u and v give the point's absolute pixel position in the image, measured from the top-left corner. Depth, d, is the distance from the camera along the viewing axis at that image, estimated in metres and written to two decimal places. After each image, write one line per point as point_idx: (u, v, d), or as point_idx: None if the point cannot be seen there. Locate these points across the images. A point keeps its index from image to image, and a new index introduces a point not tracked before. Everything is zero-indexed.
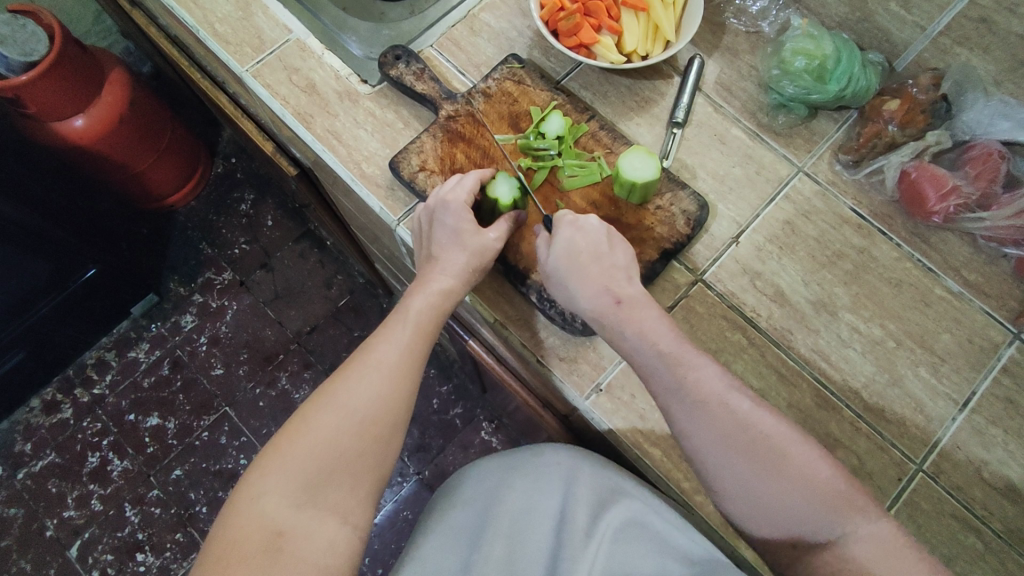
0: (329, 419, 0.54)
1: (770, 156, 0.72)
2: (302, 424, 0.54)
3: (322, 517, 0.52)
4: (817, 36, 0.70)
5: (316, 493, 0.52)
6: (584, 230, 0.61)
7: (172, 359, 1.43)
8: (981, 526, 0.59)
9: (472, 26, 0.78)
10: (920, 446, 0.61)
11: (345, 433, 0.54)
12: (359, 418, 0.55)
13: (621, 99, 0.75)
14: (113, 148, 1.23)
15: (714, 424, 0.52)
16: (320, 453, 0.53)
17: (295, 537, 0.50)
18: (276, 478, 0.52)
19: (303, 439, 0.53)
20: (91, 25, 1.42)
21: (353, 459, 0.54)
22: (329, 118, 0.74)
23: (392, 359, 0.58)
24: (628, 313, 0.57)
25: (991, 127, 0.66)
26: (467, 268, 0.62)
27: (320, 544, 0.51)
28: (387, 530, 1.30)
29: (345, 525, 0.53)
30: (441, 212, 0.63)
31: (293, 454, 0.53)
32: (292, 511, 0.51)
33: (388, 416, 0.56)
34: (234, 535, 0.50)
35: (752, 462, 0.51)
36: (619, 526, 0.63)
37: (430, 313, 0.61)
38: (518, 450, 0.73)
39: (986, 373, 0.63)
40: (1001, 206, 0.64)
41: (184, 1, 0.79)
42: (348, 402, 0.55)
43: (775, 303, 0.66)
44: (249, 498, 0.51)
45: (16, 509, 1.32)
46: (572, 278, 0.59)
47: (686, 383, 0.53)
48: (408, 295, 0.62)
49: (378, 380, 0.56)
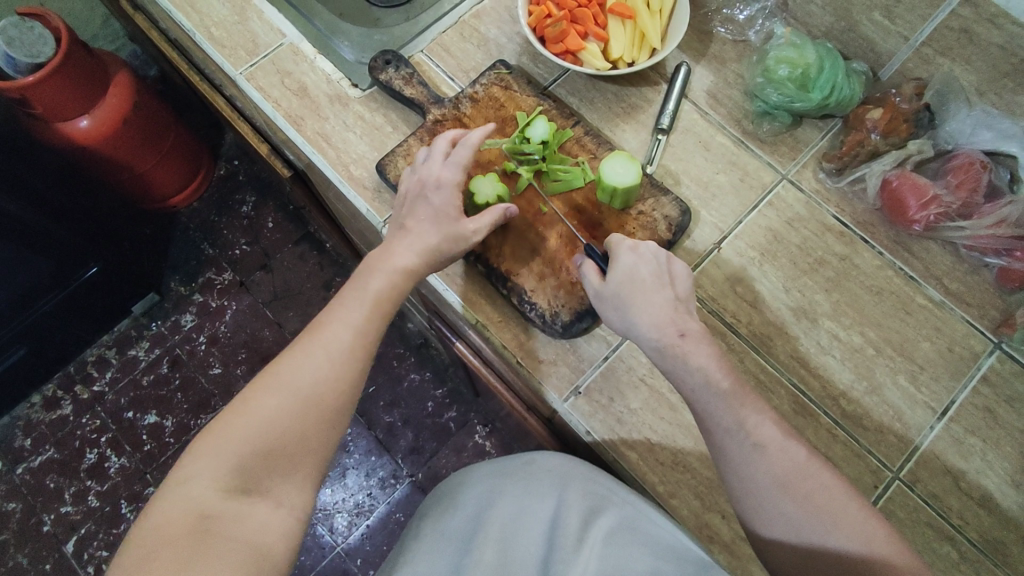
0: (271, 400, 0.52)
1: (754, 164, 0.73)
2: (244, 405, 0.52)
3: (255, 500, 0.49)
4: (800, 45, 0.70)
5: (250, 477, 0.50)
6: (643, 253, 0.59)
7: (171, 358, 1.45)
8: (958, 536, 0.59)
9: (462, 33, 0.79)
10: (897, 454, 0.61)
11: (287, 414, 0.52)
12: (302, 400, 0.53)
13: (607, 105, 0.76)
14: (119, 147, 1.25)
15: (769, 467, 0.50)
16: (258, 435, 0.51)
17: (226, 519, 0.48)
18: (209, 460, 0.49)
19: (241, 421, 0.51)
20: (99, 28, 1.46)
21: (293, 442, 0.52)
22: (319, 121, 0.75)
23: (342, 340, 0.56)
24: (691, 349, 0.55)
25: (974, 137, 0.66)
26: (435, 248, 0.62)
27: (253, 526, 0.48)
28: (379, 532, 1.31)
29: (280, 509, 0.51)
30: (431, 192, 0.64)
31: (230, 437, 0.51)
32: (223, 493, 0.48)
33: (333, 398, 0.54)
34: (159, 520, 0.47)
35: (805, 514, 0.49)
36: (612, 530, 0.59)
37: (387, 292, 0.60)
38: (507, 460, 0.71)
39: (966, 382, 0.63)
40: (982, 216, 0.64)
41: (181, 6, 0.81)
42: (292, 383, 0.53)
43: (755, 309, 0.67)
44: (177, 481, 0.49)
45: (14, 503, 1.33)
46: (632, 303, 0.58)
47: (744, 424, 0.52)
48: (365, 271, 0.61)
49: (324, 362, 0.55)
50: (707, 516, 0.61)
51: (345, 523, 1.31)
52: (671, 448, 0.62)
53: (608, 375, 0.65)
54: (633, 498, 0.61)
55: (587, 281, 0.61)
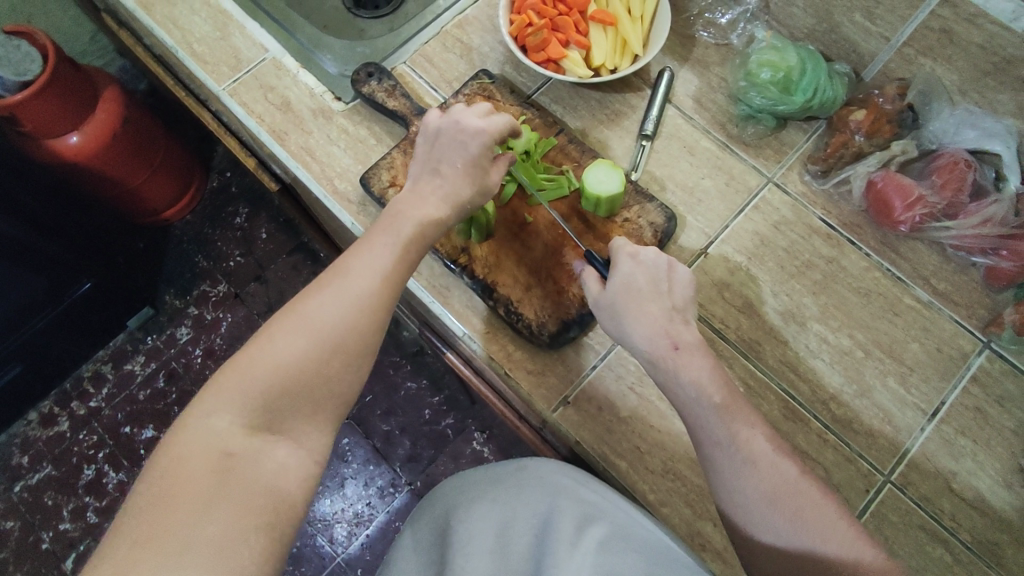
0: (294, 340, 0.50)
1: (739, 167, 0.72)
2: (266, 342, 0.50)
3: (276, 441, 0.48)
4: (781, 48, 0.70)
5: (272, 418, 0.48)
6: (642, 260, 0.59)
7: (167, 371, 1.45)
8: (950, 538, 0.58)
9: (445, 43, 0.79)
10: (888, 458, 0.61)
11: (311, 357, 0.49)
12: (328, 344, 0.50)
13: (591, 113, 0.75)
14: (110, 161, 1.25)
15: (759, 482, 0.50)
16: (280, 376, 0.49)
17: (245, 459, 0.46)
18: (228, 399, 0.47)
19: (260, 360, 0.49)
20: (88, 44, 1.46)
21: (315, 387, 0.50)
22: (303, 135, 0.75)
23: (366, 286, 0.53)
24: (684, 363, 0.55)
25: (957, 136, 0.66)
26: (462, 197, 0.60)
27: (272, 467, 0.47)
28: (379, 541, 1.31)
29: (299, 451, 0.49)
30: (460, 134, 0.61)
31: (251, 376, 0.48)
32: (244, 434, 0.47)
33: (357, 346, 0.51)
34: (178, 454, 0.45)
35: (795, 528, 0.49)
36: (606, 538, 0.58)
37: (416, 236, 0.57)
38: (499, 465, 0.69)
39: (955, 382, 0.63)
40: (968, 215, 0.64)
41: (163, 23, 0.81)
42: (318, 325, 0.50)
43: (743, 314, 0.67)
44: (193, 418, 0.47)
45: (12, 521, 1.33)
46: (628, 313, 0.57)
47: (736, 438, 0.52)
48: (390, 216, 0.58)
49: (350, 304, 0.51)
50: (699, 524, 0.61)
51: (345, 533, 1.31)
52: (660, 456, 0.62)
53: (597, 384, 0.64)
54: (626, 506, 0.60)
55: (587, 289, 0.61)
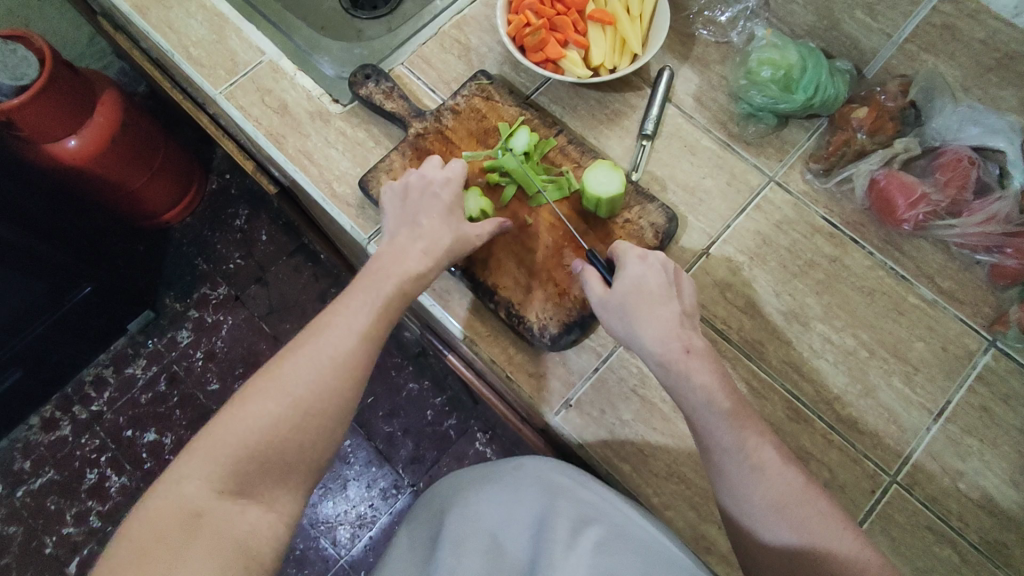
0: (268, 404, 0.51)
1: (741, 166, 0.72)
2: (242, 407, 0.51)
3: (248, 504, 0.49)
4: (782, 45, 0.69)
5: (245, 480, 0.49)
6: (652, 262, 0.59)
7: (168, 374, 1.44)
8: (958, 539, 0.58)
9: (442, 43, 0.79)
10: (894, 459, 0.61)
11: (285, 421, 0.51)
12: (301, 407, 0.52)
13: (590, 112, 0.75)
14: (109, 165, 1.24)
15: (767, 490, 0.50)
16: (253, 440, 0.50)
17: (217, 520, 0.47)
18: (203, 461, 0.49)
19: (238, 422, 0.50)
20: (85, 47, 1.46)
21: (288, 451, 0.51)
22: (300, 138, 0.74)
23: (344, 347, 0.54)
24: (695, 367, 0.54)
25: (960, 133, 0.65)
26: (443, 251, 0.61)
27: (243, 528, 0.48)
28: (382, 542, 1.31)
29: (271, 514, 0.50)
30: (437, 189, 0.64)
31: (226, 440, 0.50)
32: (217, 497, 0.48)
33: (332, 409, 0.53)
34: (151, 516, 0.46)
35: (800, 536, 0.48)
36: (603, 539, 0.57)
37: (394, 294, 0.58)
38: (496, 464, 0.68)
39: (961, 382, 0.63)
40: (971, 214, 0.63)
41: (159, 26, 0.80)
42: (292, 389, 0.52)
43: (746, 314, 0.66)
44: (170, 479, 0.48)
45: (15, 526, 1.33)
46: (638, 314, 0.57)
47: (745, 445, 0.51)
48: (369, 275, 0.59)
49: (325, 368, 0.53)
50: (703, 527, 0.60)
51: (348, 535, 1.31)
52: (664, 458, 0.62)
53: (599, 387, 0.64)
54: (624, 506, 0.59)
55: (591, 288, 0.60)
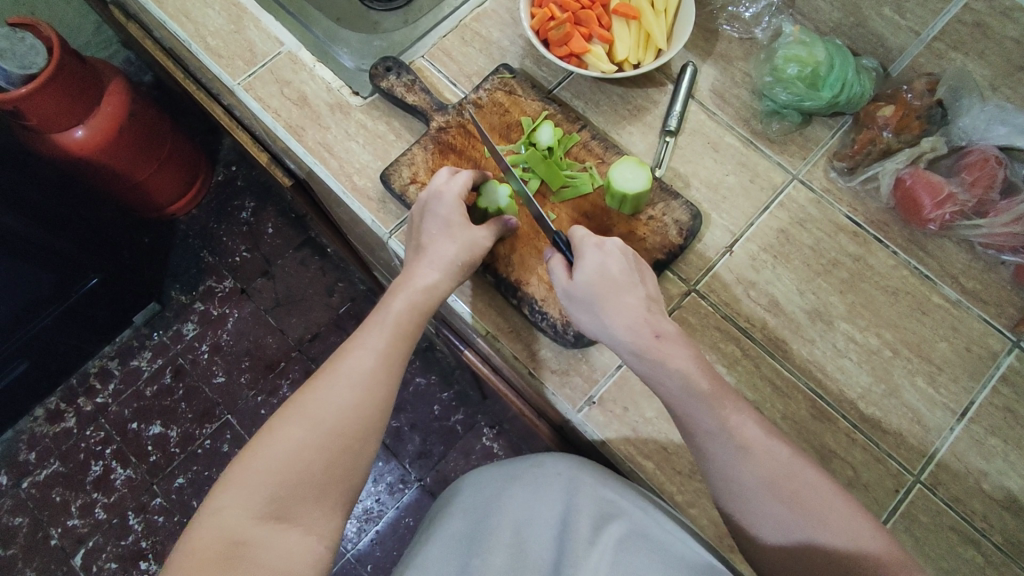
0: (295, 430, 0.51)
1: (764, 164, 0.71)
2: (270, 436, 0.51)
3: (286, 527, 0.48)
4: (809, 42, 0.69)
5: (281, 505, 0.49)
6: (609, 250, 0.57)
7: (174, 367, 1.44)
8: (981, 539, 0.58)
9: (464, 36, 0.78)
10: (917, 458, 0.61)
11: (311, 444, 0.51)
12: (327, 429, 0.52)
13: (613, 108, 0.74)
14: (115, 155, 1.23)
15: (755, 469, 0.50)
16: (281, 466, 0.50)
17: (253, 547, 0.47)
18: (237, 490, 0.49)
19: (266, 451, 0.50)
20: (91, 36, 1.44)
21: (317, 473, 0.50)
22: (320, 131, 0.74)
23: (365, 366, 0.55)
24: (670, 351, 0.54)
25: (988, 133, 0.65)
26: (454, 260, 0.60)
27: (280, 554, 0.47)
28: (389, 536, 1.31)
29: (308, 536, 0.49)
30: (435, 204, 0.62)
31: (258, 467, 0.50)
32: (254, 523, 0.48)
33: (357, 426, 0.53)
34: (191, 547, 0.46)
35: (791, 510, 0.49)
36: (624, 538, 0.57)
37: (410, 311, 0.59)
38: (515, 462, 0.69)
39: (985, 382, 0.63)
40: (997, 213, 0.63)
41: (175, 15, 0.79)
42: (318, 413, 0.52)
43: (769, 312, 0.66)
44: (209, 510, 0.48)
45: (20, 518, 1.32)
46: (603, 304, 0.56)
47: (727, 425, 0.51)
48: (386, 301, 0.59)
49: (349, 389, 0.53)
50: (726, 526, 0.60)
51: (356, 529, 1.31)
52: (687, 456, 0.62)
53: (623, 384, 0.64)
54: (644, 504, 0.59)
55: (557, 279, 0.59)
